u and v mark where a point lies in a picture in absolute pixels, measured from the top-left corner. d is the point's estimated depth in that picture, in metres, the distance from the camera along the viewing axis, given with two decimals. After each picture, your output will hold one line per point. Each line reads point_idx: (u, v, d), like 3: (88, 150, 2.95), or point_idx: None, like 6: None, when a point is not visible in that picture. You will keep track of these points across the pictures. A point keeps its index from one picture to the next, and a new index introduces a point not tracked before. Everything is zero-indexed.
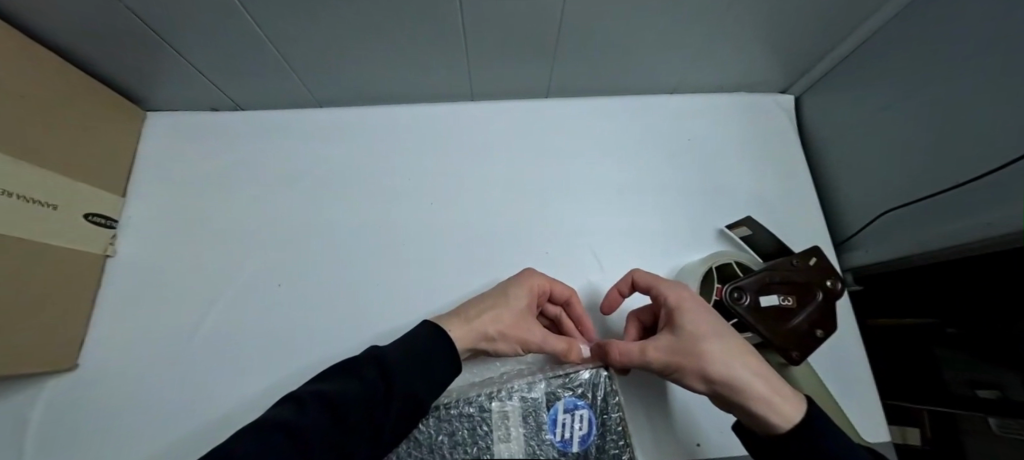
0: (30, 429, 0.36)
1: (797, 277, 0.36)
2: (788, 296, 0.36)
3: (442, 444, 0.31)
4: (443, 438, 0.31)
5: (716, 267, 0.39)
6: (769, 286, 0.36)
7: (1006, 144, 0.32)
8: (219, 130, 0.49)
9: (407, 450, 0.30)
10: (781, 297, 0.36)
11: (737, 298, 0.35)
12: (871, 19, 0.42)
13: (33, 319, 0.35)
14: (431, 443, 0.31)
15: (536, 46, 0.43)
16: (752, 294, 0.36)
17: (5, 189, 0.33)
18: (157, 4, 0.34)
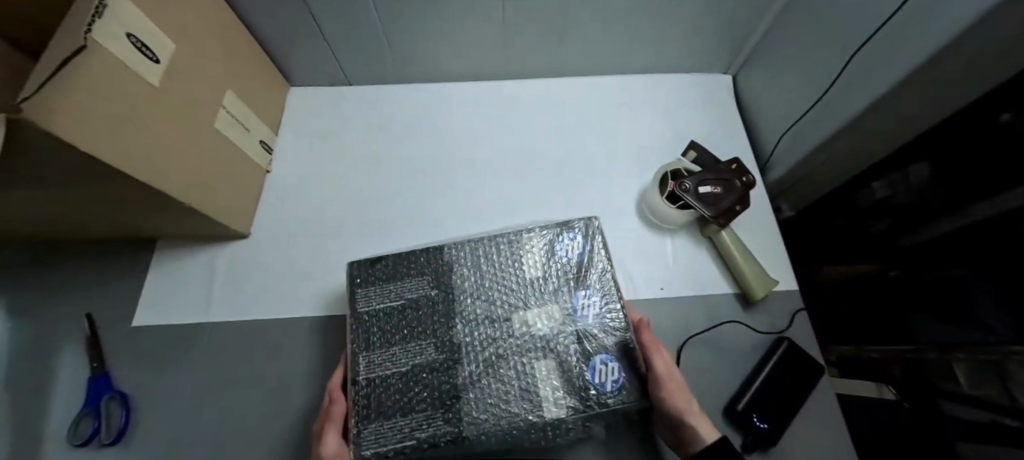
0: (218, 275, 0.56)
1: (725, 175, 0.55)
2: (716, 185, 0.54)
3: (489, 251, 0.46)
4: (492, 249, 0.46)
5: (671, 171, 0.57)
6: (705, 180, 0.54)
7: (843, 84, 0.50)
8: (322, 95, 0.70)
9: (461, 256, 0.46)
10: (713, 187, 0.54)
11: (683, 186, 0.53)
12: (767, 14, 0.61)
13: (230, 193, 0.54)
14: (481, 251, 0.46)
15: (540, 38, 0.63)
16: (693, 184, 0.54)
17: (226, 108, 0.53)
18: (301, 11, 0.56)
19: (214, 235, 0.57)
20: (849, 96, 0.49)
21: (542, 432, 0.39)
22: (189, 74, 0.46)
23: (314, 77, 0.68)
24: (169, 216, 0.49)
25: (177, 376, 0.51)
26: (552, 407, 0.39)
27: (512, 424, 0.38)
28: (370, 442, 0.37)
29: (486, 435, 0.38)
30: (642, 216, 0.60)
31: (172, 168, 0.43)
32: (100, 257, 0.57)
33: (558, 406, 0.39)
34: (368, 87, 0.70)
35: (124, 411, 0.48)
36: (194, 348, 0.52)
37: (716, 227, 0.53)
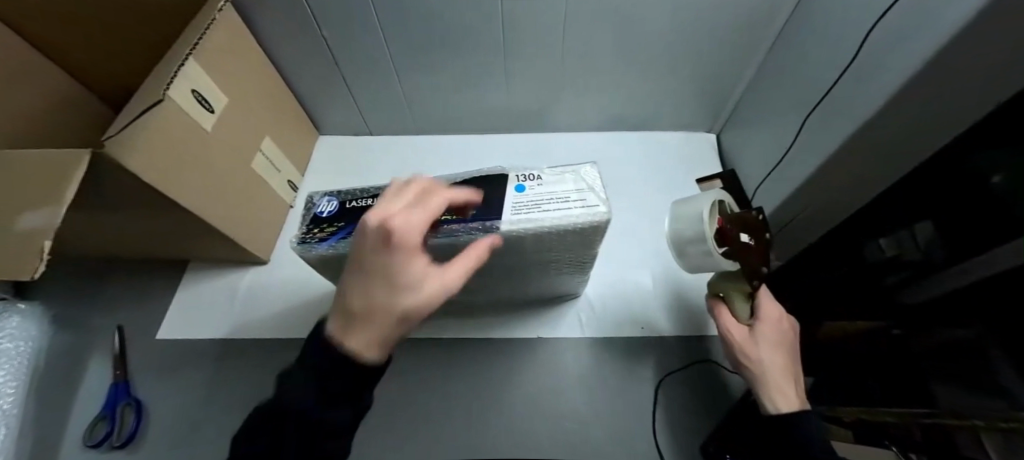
0: (236, 295, 0.62)
1: (757, 223, 0.46)
2: (756, 237, 0.45)
3: None
4: None
5: (718, 199, 0.45)
6: (744, 227, 0.45)
7: (806, 142, 0.56)
8: (347, 143, 0.79)
9: None
10: (749, 237, 0.46)
11: (728, 229, 0.44)
12: (742, 82, 0.70)
13: (255, 223, 0.61)
14: None
15: (542, 98, 0.73)
16: (734, 229, 0.45)
17: (261, 150, 0.61)
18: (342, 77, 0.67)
19: (237, 261, 0.63)
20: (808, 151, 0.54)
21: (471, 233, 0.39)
22: (234, 124, 0.56)
23: (341, 127, 0.78)
24: (203, 239, 0.56)
25: (190, 385, 0.55)
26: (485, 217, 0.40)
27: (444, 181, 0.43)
28: (318, 201, 0.42)
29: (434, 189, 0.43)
30: (628, 260, 0.63)
31: (202, 197, 0.50)
32: (142, 274, 0.64)
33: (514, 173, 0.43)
34: (386, 137, 0.80)
35: (138, 416, 0.53)
36: (208, 362, 0.57)
37: (747, 288, 0.46)
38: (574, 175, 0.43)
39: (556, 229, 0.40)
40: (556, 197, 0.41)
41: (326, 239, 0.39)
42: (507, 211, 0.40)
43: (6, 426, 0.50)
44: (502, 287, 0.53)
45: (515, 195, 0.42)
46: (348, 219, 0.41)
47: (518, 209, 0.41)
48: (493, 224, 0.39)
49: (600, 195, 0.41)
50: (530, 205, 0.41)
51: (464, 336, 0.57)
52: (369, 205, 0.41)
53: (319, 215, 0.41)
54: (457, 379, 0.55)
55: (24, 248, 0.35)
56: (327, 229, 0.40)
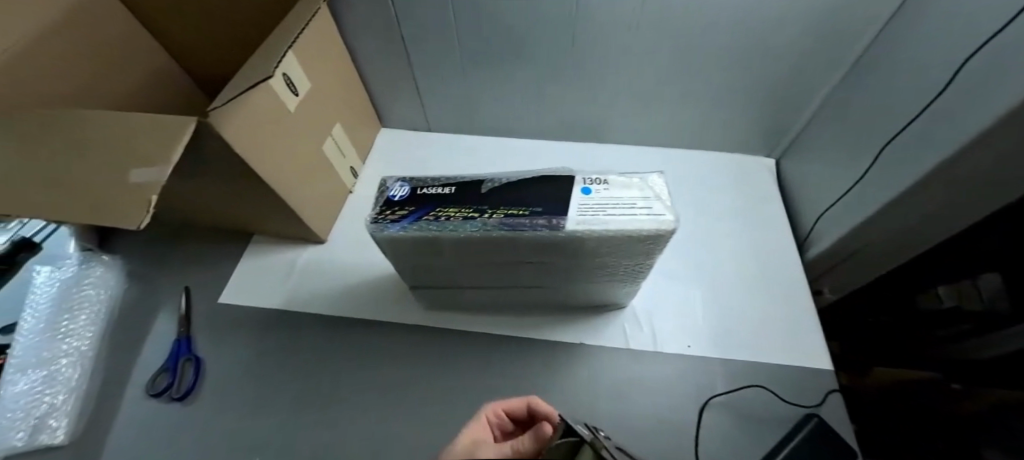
0: (294, 270, 0.65)
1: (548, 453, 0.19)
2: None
3: None
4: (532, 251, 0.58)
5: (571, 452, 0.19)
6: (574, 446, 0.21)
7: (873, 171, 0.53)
8: (406, 135, 0.82)
9: None
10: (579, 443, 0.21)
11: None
12: (809, 105, 0.67)
13: (319, 203, 0.64)
14: None
15: (597, 106, 0.73)
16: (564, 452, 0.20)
17: (331, 135, 0.65)
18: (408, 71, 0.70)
19: (296, 237, 0.67)
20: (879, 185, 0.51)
21: (537, 230, 0.40)
22: (311, 108, 0.59)
23: (398, 120, 0.82)
24: (272, 213, 0.60)
25: (244, 349, 0.59)
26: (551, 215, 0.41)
27: (512, 176, 0.44)
28: (391, 186, 0.44)
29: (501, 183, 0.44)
30: (678, 275, 0.61)
31: (278, 172, 0.53)
32: (206, 241, 0.69)
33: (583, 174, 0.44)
34: (440, 134, 0.82)
35: (197, 372, 0.56)
36: (263, 329, 0.60)
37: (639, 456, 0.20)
38: (642, 182, 0.43)
39: (620, 235, 0.40)
40: (622, 203, 0.41)
41: (397, 221, 0.41)
42: (572, 211, 0.41)
43: (80, 364, 0.55)
44: (552, 287, 0.53)
45: (581, 197, 0.42)
46: (418, 204, 0.42)
47: (584, 211, 0.41)
48: (559, 223, 0.40)
49: (667, 204, 0.41)
50: (595, 207, 0.41)
51: (508, 332, 0.59)
52: (439, 193, 0.43)
53: (392, 199, 0.43)
54: (496, 373, 0.56)
55: (131, 199, 0.39)
56: (398, 212, 0.42)
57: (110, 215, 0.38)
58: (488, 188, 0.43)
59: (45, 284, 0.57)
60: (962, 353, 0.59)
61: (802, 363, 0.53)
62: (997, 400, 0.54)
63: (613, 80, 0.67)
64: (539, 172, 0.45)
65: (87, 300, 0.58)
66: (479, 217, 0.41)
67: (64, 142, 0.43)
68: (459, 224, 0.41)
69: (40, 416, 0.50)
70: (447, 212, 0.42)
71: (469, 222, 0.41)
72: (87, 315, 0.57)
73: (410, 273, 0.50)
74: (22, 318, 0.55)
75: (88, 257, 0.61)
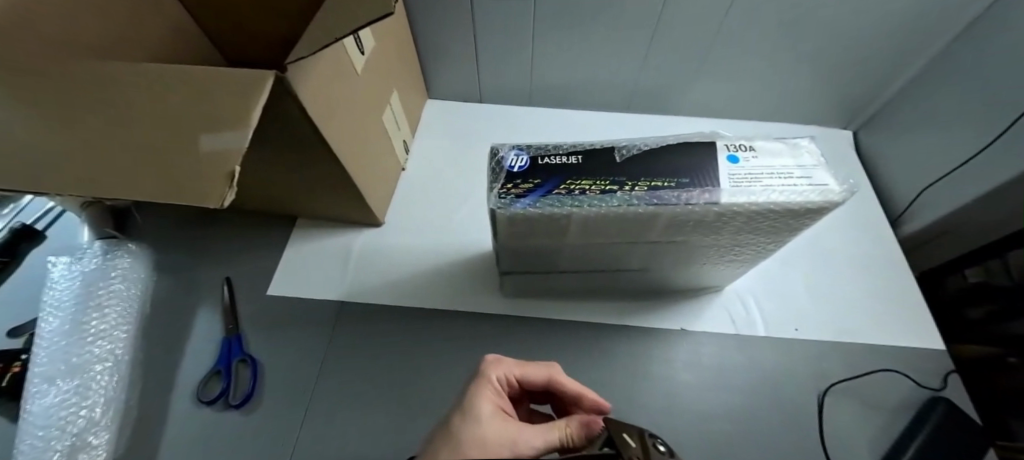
0: (350, 257, 0.58)
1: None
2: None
3: None
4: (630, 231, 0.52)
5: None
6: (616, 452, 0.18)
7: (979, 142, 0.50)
8: (455, 107, 0.74)
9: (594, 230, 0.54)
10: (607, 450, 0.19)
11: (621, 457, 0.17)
12: (900, 74, 0.63)
13: (378, 181, 0.57)
14: None
15: (670, 74, 0.67)
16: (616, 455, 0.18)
17: (389, 103, 0.57)
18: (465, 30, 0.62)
19: (350, 220, 0.60)
20: (1002, 157, 0.48)
21: (692, 204, 0.35)
22: (374, 71, 0.51)
23: (447, 90, 0.73)
24: (332, 192, 0.52)
25: (305, 346, 0.52)
26: (707, 189, 0.35)
27: (647, 143, 0.38)
28: (505, 155, 0.38)
29: (635, 151, 0.38)
30: (776, 256, 0.57)
31: (347, 145, 0.46)
32: (241, 227, 0.60)
33: (725, 139, 0.39)
34: (493, 105, 0.75)
35: (254, 378, 0.49)
36: (323, 325, 0.54)
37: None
38: (794, 149, 0.38)
39: (780, 208, 0.35)
40: (776, 172, 0.36)
41: (523, 197, 0.35)
42: (724, 182, 0.36)
43: (116, 371, 0.47)
44: (659, 269, 0.49)
45: (728, 167, 0.37)
46: (543, 176, 0.36)
47: (737, 182, 0.36)
48: (714, 196, 0.35)
49: (827, 172, 0.36)
50: (748, 177, 0.36)
51: (600, 319, 0.54)
52: (565, 163, 0.37)
53: (510, 170, 0.37)
54: (592, 363, 0.52)
55: (202, 171, 0.30)
56: (523, 185, 0.36)
57: (174, 191, 0.29)
58: (623, 157, 0.37)
59: (64, 278, 0.49)
60: (1011, 333, 0.52)
61: (914, 344, 0.51)
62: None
63: (694, 43, 0.61)
64: (674, 138, 0.39)
65: (115, 296, 0.49)
66: (619, 191, 0.35)
67: (97, 102, 0.34)
68: (597, 199, 0.35)
69: (78, 433, 0.42)
70: (580, 185, 0.36)
71: (608, 196, 0.35)
72: (117, 313, 0.49)
73: (511, 257, 0.44)
74: (42, 319, 0.46)
75: (111, 246, 0.53)
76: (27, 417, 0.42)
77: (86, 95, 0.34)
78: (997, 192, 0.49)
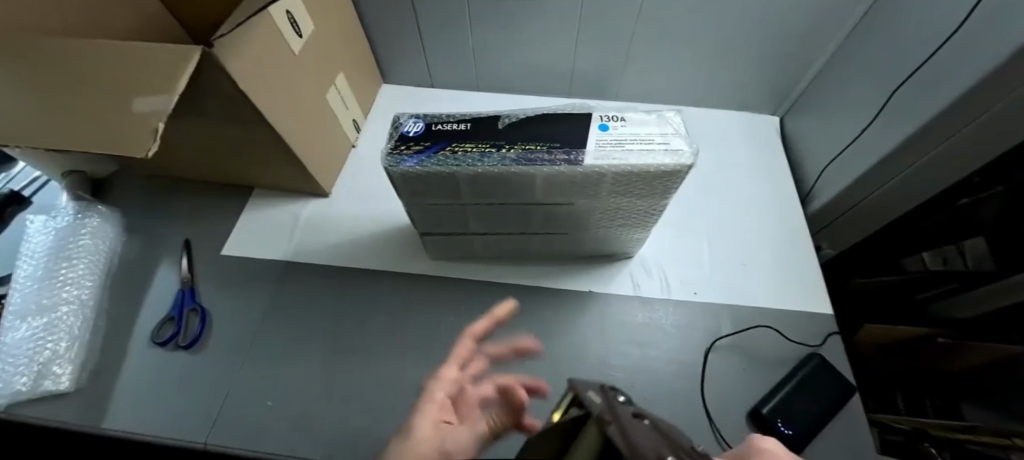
0: (297, 223, 0.64)
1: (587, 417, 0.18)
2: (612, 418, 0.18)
3: None
4: None
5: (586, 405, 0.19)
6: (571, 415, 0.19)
7: (869, 125, 0.54)
8: (407, 91, 0.80)
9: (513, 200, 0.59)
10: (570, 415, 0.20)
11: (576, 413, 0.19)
12: (816, 61, 0.67)
13: (322, 155, 0.63)
14: None
15: (601, 61, 0.71)
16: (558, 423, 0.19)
17: (333, 84, 0.63)
18: (406, 19, 0.67)
19: (300, 190, 0.66)
20: (879, 139, 0.52)
21: (557, 164, 0.40)
22: (314, 53, 0.57)
23: (400, 75, 0.79)
24: (276, 161, 0.58)
25: (249, 300, 0.58)
26: (572, 152, 0.40)
27: (530, 115, 0.44)
28: (404, 122, 0.43)
29: (518, 120, 0.43)
30: (686, 229, 0.62)
31: (283, 118, 0.52)
32: (202, 196, 0.67)
33: (600, 112, 0.44)
34: (443, 90, 0.80)
35: (202, 322, 0.55)
36: (268, 281, 0.59)
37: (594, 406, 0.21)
38: (660, 121, 0.43)
39: (637, 170, 0.40)
40: (639, 139, 0.41)
41: (412, 156, 0.40)
42: (591, 146, 0.41)
43: (81, 312, 0.53)
44: (563, 234, 0.54)
45: (598, 134, 0.42)
46: (434, 140, 0.41)
47: (602, 146, 0.41)
48: (578, 158, 0.40)
49: (684, 139, 0.41)
50: (613, 143, 0.41)
51: (519, 282, 0.59)
52: (454, 129, 0.42)
53: (406, 135, 0.42)
54: (508, 319, 0.57)
55: (137, 129, 0.37)
56: (414, 147, 0.41)
57: (112, 144, 0.36)
58: (504, 124, 0.43)
59: (41, 233, 0.56)
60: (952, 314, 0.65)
61: (801, 308, 0.55)
62: (998, 356, 0.59)
63: (617, 32, 0.66)
64: (555, 110, 0.44)
65: (83, 249, 0.56)
66: (496, 153, 0.40)
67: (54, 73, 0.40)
68: (476, 159, 0.40)
69: (44, 362, 0.49)
70: (464, 147, 0.41)
71: (485, 156, 0.40)
72: (85, 265, 0.56)
73: (421, 216, 0.49)
74: (19, 266, 0.54)
75: (84, 207, 0.59)
76: (1, 348, 0.49)
77: (46, 68, 0.41)
78: (878, 167, 0.52)
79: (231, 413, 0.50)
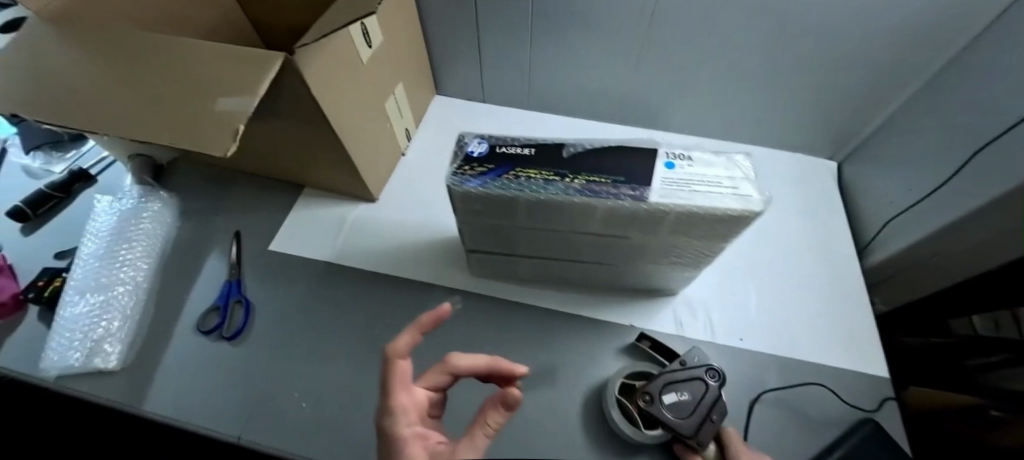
0: (344, 225, 0.65)
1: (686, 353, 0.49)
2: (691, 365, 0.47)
3: None
4: None
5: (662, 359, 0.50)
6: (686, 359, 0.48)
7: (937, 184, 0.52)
8: (460, 104, 0.81)
9: None
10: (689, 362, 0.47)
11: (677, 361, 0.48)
12: (882, 112, 0.64)
13: (374, 163, 0.64)
14: None
15: (656, 90, 0.71)
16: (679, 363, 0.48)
17: (393, 94, 0.64)
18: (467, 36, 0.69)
19: (349, 194, 0.67)
20: (949, 200, 0.49)
21: (621, 199, 0.39)
22: (380, 64, 0.58)
23: (453, 89, 0.80)
24: (333, 165, 0.60)
25: (290, 297, 0.59)
26: (638, 190, 0.39)
27: (595, 146, 0.43)
28: (469, 142, 0.43)
29: (582, 150, 0.43)
30: (734, 271, 0.60)
31: (345, 126, 0.53)
32: (256, 189, 0.69)
33: (668, 149, 0.43)
34: (494, 106, 0.81)
35: (246, 314, 0.57)
36: (310, 280, 0.60)
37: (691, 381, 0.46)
38: (729, 164, 0.42)
39: (703, 212, 0.39)
40: (707, 181, 0.40)
41: (475, 177, 0.40)
42: (656, 183, 0.40)
43: (134, 294, 0.55)
44: (611, 265, 0.53)
45: (664, 171, 0.41)
46: (497, 163, 0.41)
47: (668, 184, 0.40)
48: (643, 195, 0.39)
49: (754, 185, 0.40)
50: (679, 182, 0.40)
51: (558, 307, 0.58)
52: (518, 153, 0.42)
53: (470, 155, 0.42)
54: (546, 344, 0.56)
55: (223, 128, 0.38)
56: (478, 168, 0.41)
57: (197, 141, 0.38)
58: (570, 153, 0.42)
59: (105, 213, 0.59)
60: None
61: (855, 368, 0.52)
62: None
63: (675, 65, 0.65)
64: (621, 143, 0.43)
65: (143, 232, 0.59)
66: (560, 181, 0.40)
67: (146, 71, 0.43)
68: (539, 186, 0.40)
69: (96, 339, 0.51)
70: (527, 173, 0.41)
71: (550, 185, 0.40)
72: (142, 247, 0.58)
73: (472, 233, 0.49)
74: (83, 243, 0.56)
75: (147, 192, 0.62)
76: (59, 321, 0.51)
77: (141, 65, 0.43)
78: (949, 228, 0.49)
79: (263, 408, 0.50)
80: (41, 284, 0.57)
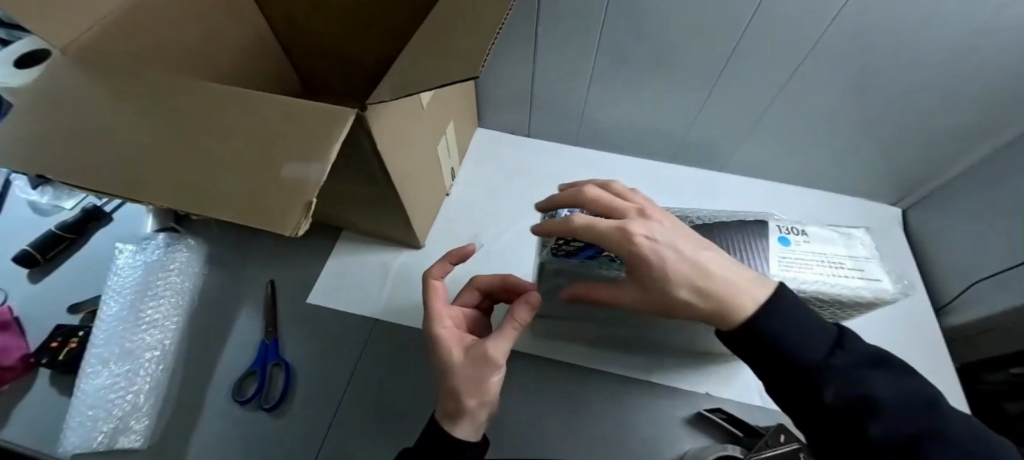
0: (390, 276, 0.60)
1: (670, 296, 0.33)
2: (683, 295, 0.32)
3: None
4: None
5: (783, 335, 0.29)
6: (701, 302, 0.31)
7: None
8: (504, 138, 0.77)
9: None
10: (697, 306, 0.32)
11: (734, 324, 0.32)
12: (956, 164, 0.62)
13: (423, 209, 0.59)
14: None
15: (716, 130, 0.68)
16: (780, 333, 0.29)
17: (444, 134, 0.60)
18: (520, 72, 0.65)
19: (393, 240, 0.62)
20: None
21: None
22: (436, 107, 0.54)
23: (498, 122, 0.76)
24: (382, 214, 0.55)
25: (334, 360, 0.54)
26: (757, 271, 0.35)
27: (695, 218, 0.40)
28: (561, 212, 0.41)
29: None
30: None
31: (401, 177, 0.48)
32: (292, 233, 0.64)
33: (777, 220, 0.40)
34: (540, 141, 0.77)
35: (286, 381, 0.51)
36: (355, 339, 0.55)
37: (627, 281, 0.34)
38: (845, 241, 0.38)
39: (828, 297, 0.35)
40: (827, 261, 0.37)
41: (573, 254, 0.38)
42: (775, 264, 0.36)
43: (162, 360, 0.50)
44: (692, 335, 0.49)
45: (780, 248, 0.37)
46: None
47: (788, 264, 0.36)
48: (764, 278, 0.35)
49: (878, 268, 0.37)
50: (799, 262, 0.36)
51: (626, 371, 0.54)
52: None
53: None
54: (617, 415, 0.51)
55: (288, 200, 0.32)
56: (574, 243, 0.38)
57: (258, 215, 0.31)
58: None
59: (129, 266, 0.53)
60: None
61: None
62: None
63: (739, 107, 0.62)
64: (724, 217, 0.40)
65: (170, 287, 0.53)
66: None
67: (191, 123, 0.37)
68: None
69: (121, 417, 0.45)
70: None
71: None
72: (168, 305, 0.52)
73: (550, 294, 0.45)
74: (104, 302, 0.51)
75: (172, 240, 0.57)
76: (78, 396, 0.45)
77: (183, 115, 0.37)
78: None
79: None
80: (54, 346, 0.51)
